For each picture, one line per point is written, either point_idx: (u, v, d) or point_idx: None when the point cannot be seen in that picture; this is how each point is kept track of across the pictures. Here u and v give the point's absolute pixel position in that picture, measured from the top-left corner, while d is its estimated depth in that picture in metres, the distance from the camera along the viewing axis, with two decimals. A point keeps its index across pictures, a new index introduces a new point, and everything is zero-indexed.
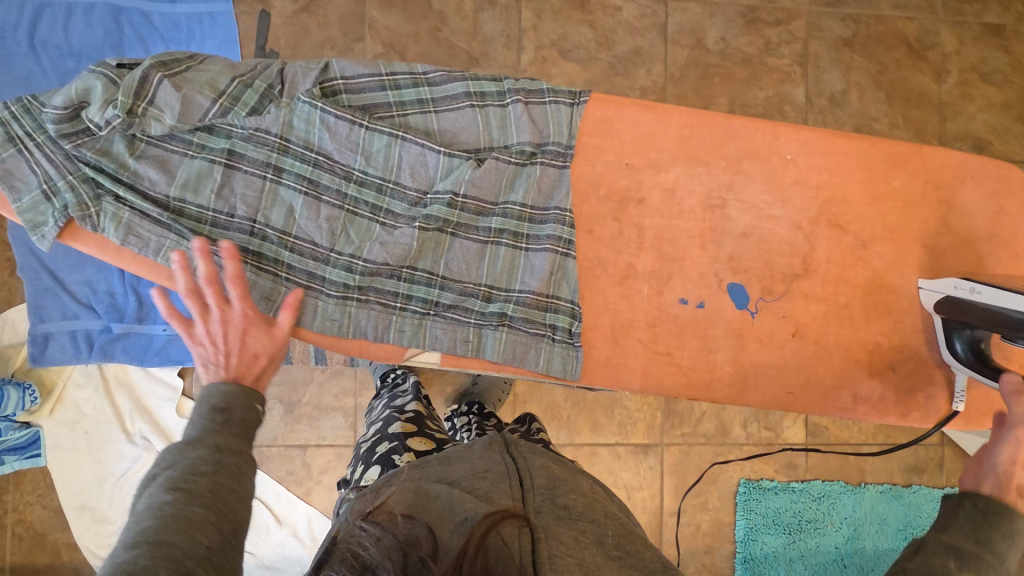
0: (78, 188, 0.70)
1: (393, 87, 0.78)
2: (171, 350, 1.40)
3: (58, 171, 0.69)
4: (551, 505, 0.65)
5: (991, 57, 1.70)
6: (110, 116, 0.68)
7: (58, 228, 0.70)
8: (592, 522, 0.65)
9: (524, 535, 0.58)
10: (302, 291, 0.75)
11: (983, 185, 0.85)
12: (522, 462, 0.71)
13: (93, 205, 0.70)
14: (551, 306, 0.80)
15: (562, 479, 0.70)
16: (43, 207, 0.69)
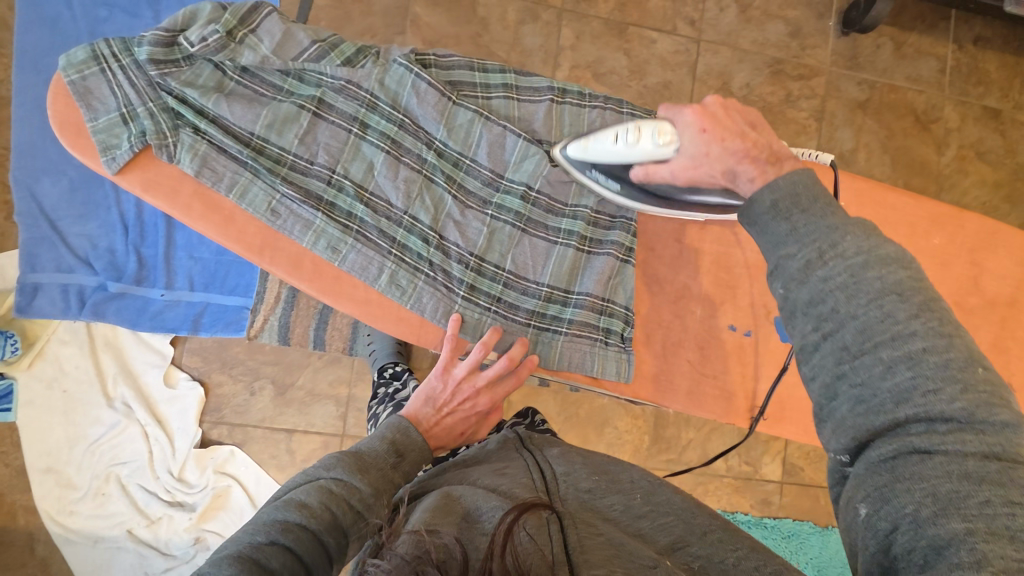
0: (156, 117, 0.67)
1: (480, 70, 0.80)
2: (166, 317, 1.31)
3: (137, 96, 0.67)
4: (576, 493, 0.63)
5: (988, 138, 1.82)
6: (208, 31, 0.69)
7: (132, 153, 0.67)
8: (617, 493, 0.64)
9: (553, 526, 0.56)
10: (373, 251, 0.72)
11: (1011, 253, 0.86)
12: (539, 455, 0.71)
13: (170, 136, 0.67)
14: (606, 311, 0.78)
15: (580, 463, 0.68)
16: (119, 130, 0.67)
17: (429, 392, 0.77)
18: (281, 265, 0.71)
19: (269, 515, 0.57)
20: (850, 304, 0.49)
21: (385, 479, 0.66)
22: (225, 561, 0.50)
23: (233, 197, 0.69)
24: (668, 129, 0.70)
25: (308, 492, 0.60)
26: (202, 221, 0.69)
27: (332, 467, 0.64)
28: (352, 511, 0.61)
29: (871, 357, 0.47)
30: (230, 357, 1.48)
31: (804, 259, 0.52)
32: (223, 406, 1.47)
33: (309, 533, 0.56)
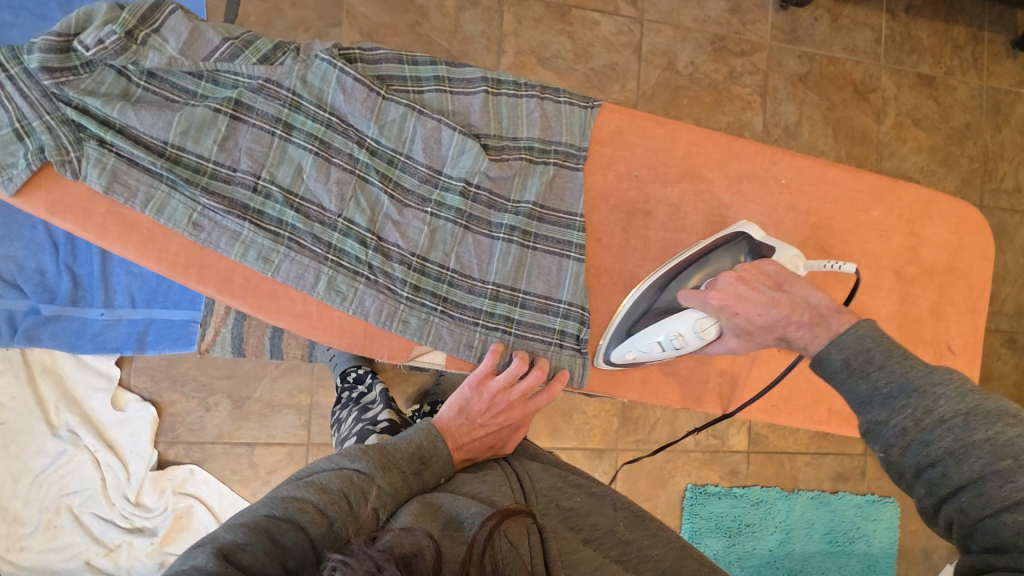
0: (55, 131, 0.63)
1: (410, 62, 0.74)
2: (109, 338, 1.28)
3: (30, 108, 0.62)
4: (558, 509, 0.61)
5: (923, 105, 1.87)
6: (105, 33, 0.63)
7: (30, 172, 0.63)
8: (600, 514, 0.62)
9: (533, 536, 0.54)
10: (307, 259, 0.70)
11: (946, 222, 0.87)
12: (515, 464, 0.69)
13: (72, 151, 0.63)
14: (559, 310, 0.77)
15: (565, 478, 0.66)
16: (15, 147, 0.62)
17: (463, 402, 0.73)
18: (209, 282, 0.69)
19: (288, 492, 0.55)
20: (961, 471, 0.48)
21: (407, 482, 0.62)
22: (242, 528, 0.50)
23: (150, 212, 0.66)
24: (703, 323, 0.71)
25: (330, 478, 0.58)
26: (118, 241, 0.66)
27: (357, 458, 0.62)
28: (370, 507, 0.58)
29: (997, 521, 0.46)
30: (180, 374, 1.41)
31: (901, 425, 0.51)
32: (177, 425, 1.40)
33: (325, 518, 0.54)
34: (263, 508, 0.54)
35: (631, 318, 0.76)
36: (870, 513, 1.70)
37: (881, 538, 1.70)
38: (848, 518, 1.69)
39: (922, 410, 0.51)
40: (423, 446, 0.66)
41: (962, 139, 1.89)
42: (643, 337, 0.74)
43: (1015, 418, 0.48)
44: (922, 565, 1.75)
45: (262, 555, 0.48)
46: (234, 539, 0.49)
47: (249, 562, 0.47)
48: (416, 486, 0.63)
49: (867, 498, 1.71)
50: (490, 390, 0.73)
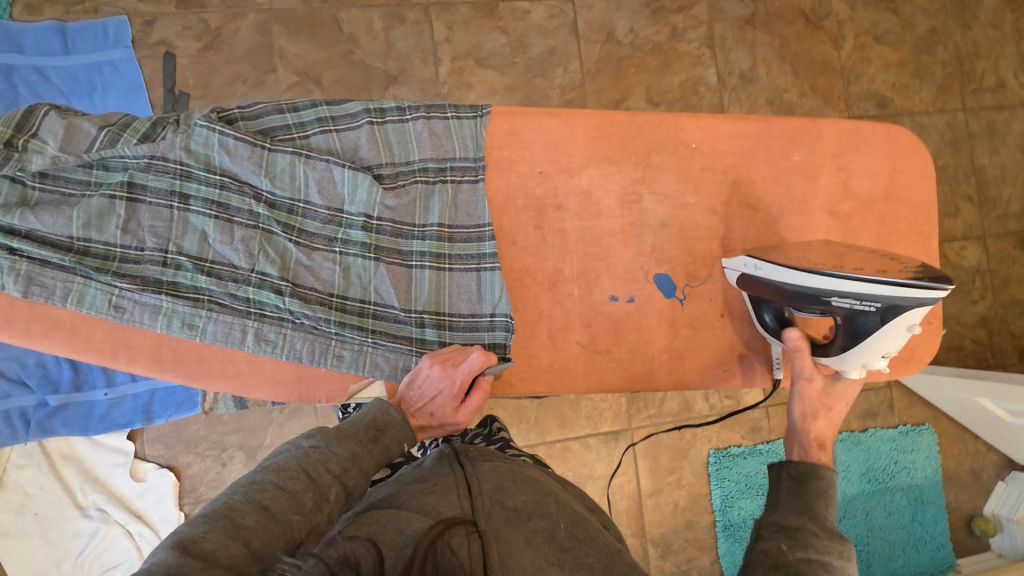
0: None
1: (292, 109, 0.74)
2: (116, 415, 1.35)
3: None
4: (501, 509, 0.62)
5: (881, 20, 1.78)
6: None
7: None
8: (541, 517, 0.63)
9: (474, 544, 0.54)
10: (230, 317, 0.71)
11: (874, 149, 0.87)
12: (469, 468, 0.66)
13: None
14: (485, 324, 0.77)
15: (510, 480, 0.67)
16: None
17: (410, 378, 0.72)
18: (140, 361, 0.71)
19: (249, 477, 0.58)
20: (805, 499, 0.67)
21: (365, 448, 0.65)
22: (203, 519, 0.53)
23: (71, 304, 0.68)
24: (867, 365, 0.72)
25: (288, 457, 0.61)
26: (47, 340, 0.69)
27: (314, 436, 0.64)
28: (330, 474, 0.61)
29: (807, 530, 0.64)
30: (192, 437, 1.44)
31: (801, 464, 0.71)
32: (198, 485, 1.43)
33: (285, 493, 0.57)
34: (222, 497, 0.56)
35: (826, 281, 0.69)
36: (906, 445, 1.59)
37: (923, 468, 1.59)
38: (883, 454, 1.58)
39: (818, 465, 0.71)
40: (379, 418, 0.68)
41: (930, 46, 1.79)
42: (886, 339, 0.70)
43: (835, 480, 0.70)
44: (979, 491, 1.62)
45: (223, 538, 0.51)
46: (194, 530, 0.52)
47: (210, 547, 0.50)
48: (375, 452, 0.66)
49: (899, 431, 1.60)
50: (439, 376, 0.71)
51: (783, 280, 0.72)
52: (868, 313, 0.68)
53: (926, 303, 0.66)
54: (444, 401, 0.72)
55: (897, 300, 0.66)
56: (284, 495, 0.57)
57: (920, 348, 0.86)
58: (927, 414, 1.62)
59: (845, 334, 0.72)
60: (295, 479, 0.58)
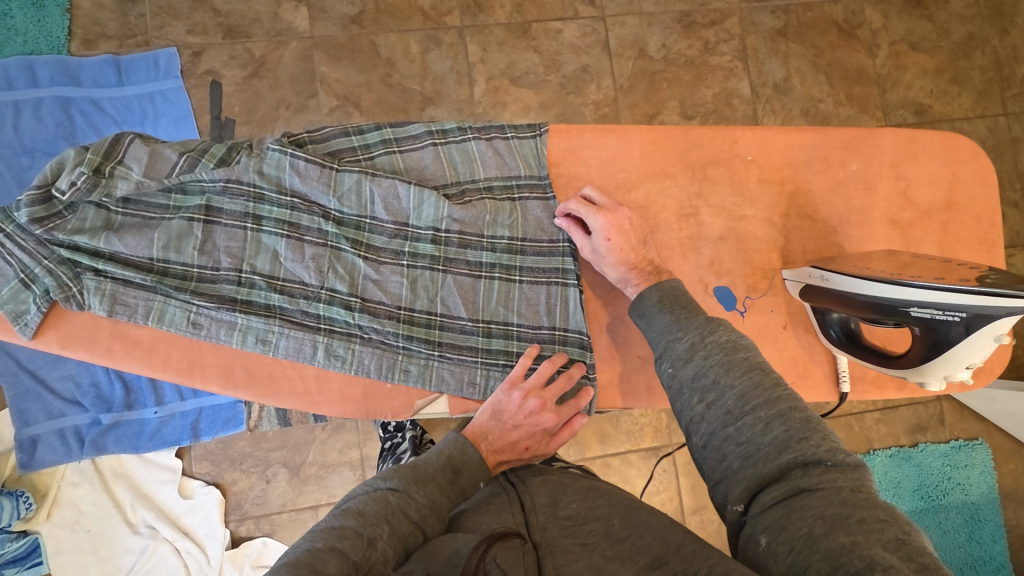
0: (55, 272, 0.70)
1: (357, 132, 0.79)
2: (165, 433, 1.38)
3: (30, 257, 0.70)
4: (555, 519, 0.61)
5: (916, 27, 1.76)
6: (75, 175, 0.69)
7: (41, 314, 0.71)
8: (597, 520, 0.61)
9: (529, 556, 0.54)
10: (301, 333, 0.74)
11: (933, 158, 0.86)
12: (521, 488, 0.67)
13: (74, 286, 0.71)
14: (559, 338, 0.79)
15: (562, 492, 0.66)
16: (24, 295, 0.71)
17: (495, 405, 0.75)
18: (213, 378, 0.75)
19: (326, 522, 0.56)
20: (730, 375, 0.61)
21: (443, 492, 0.64)
22: (284, 569, 0.49)
23: (152, 322, 0.73)
24: (952, 376, 0.71)
25: (366, 500, 0.59)
26: (127, 358, 0.74)
27: (389, 479, 0.64)
28: (409, 521, 0.59)
29: (752, 418, 0.57)
30: (237, 454, 1.46)
31: (691, 342, 0.65)
32: (243, 502, 1.45)
33: (364, 536, 0.54)
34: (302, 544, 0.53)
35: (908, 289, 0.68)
36: (959, 461, 1.54)
37: (978, 485, 1.53)
38: (936, 470, 1.53)
39: (707, 331, 0.65)
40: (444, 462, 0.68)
41: (968, 51, 1.76)
42: (974, 348, 0.68)
43: (744, 340, 0.64)
44: None
45: None
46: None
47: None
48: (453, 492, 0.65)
49: (952, 446, 1.55)
50: (523, 391, 0.75)
51: (853, 291, 0.72)
52: (952, 323, 0.67)
53: (1014, 312, 0.63)
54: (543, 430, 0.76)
55: (983, 309, 0.64)
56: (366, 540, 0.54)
57: (991, 361, 0.83)
58: (981, 428, 1.56)
59: (925, 344, 0.70)
60: (373, 525, 0.56)
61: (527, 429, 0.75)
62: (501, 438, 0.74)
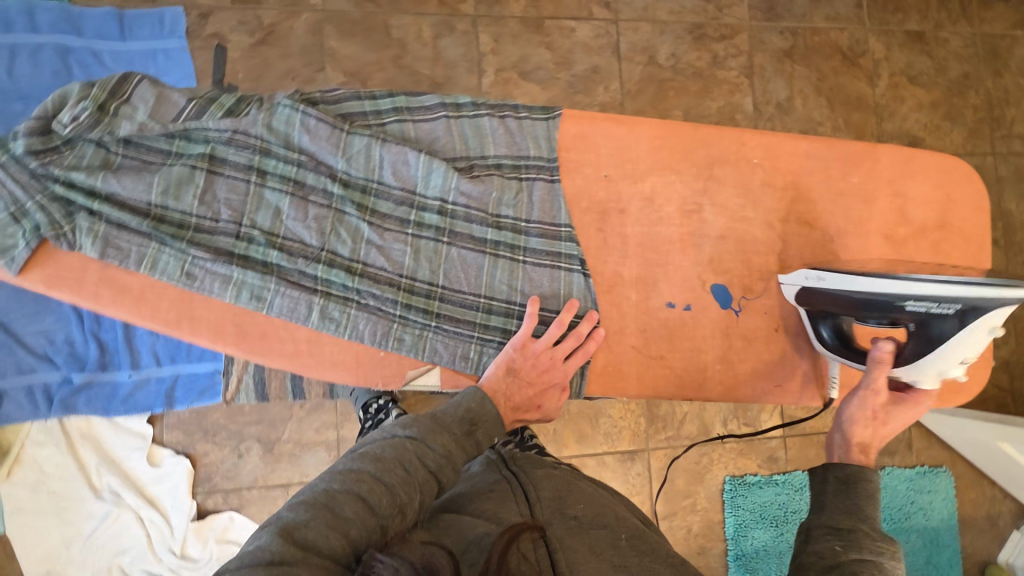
0: (47, 208, 0.68)
1: (370, 98, 0.79)
2: (139, 399, 1.34)
3: (23, 191, 0.68)
4: (561, 517, 0.65)
5: (917, 61, 1.79)
6: (78, 110, 0.68)
7: (29, 250, 0.69)
8: (601, 528, 0.65)
9: (542, 549, 0.57)
10: (296, 292, 0.73)
11: (931, 178, 0.88)
12: (523, 475, 0.70)
13: (66, 225, 0.69)
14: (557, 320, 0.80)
15: (565, 489, 0.69)
16: (13, 229, 0.69)
17: (508, 361, 0.75)
18: (203, 333, 0.73)
19: (345, 465, 0.60)
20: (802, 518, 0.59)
21: (460, 444, 0.66)
22: (302, 506, 0.55)
23: (144, 269, 0.71)
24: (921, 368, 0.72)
25: (384, 445, 0.62)
26: (113, 304, 0.72)
27: (409, 426, 0.65)
28: (425, 469, 0.62)
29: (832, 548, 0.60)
30: (211, 425, 1.43)
31: None
32: (213, 474, 1.41)
33: (381, 485, 0.58)
34: (321, 483, 0.58)
35: (909, 285, 0.69)
36: (924, 486, 1.57)
37: (940, 510, 1.56)
38: (900, 493, 1.55)
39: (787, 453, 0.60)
40: (462, 414, 0.69)
41: (964, 90, 1.80)
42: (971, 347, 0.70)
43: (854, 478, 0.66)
44: (997, 538, 1.59)
45: (325, 528, 0.53)
46: (297, 517, 0.54)
47: (312, 537, 0.53)
48: (469, 449, 0.67)
49: (917, 470, 1.57)
50: (534, 352, 0.76)
51: (841, 290, 0.74)
52: (946, 316, 0.68)
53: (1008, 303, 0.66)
54: (555, 390, 0.78)
55: (980, 302, 0.66)
56: (380, 494, 0.58)
57: (972, 380, 0.86)
58: (948, 456, 1.59)
59: (919, 340, 0.71)
60: (388, 478, 0.59)
61: (540, 385, 0.77)
62: (518, 392, 0.75)
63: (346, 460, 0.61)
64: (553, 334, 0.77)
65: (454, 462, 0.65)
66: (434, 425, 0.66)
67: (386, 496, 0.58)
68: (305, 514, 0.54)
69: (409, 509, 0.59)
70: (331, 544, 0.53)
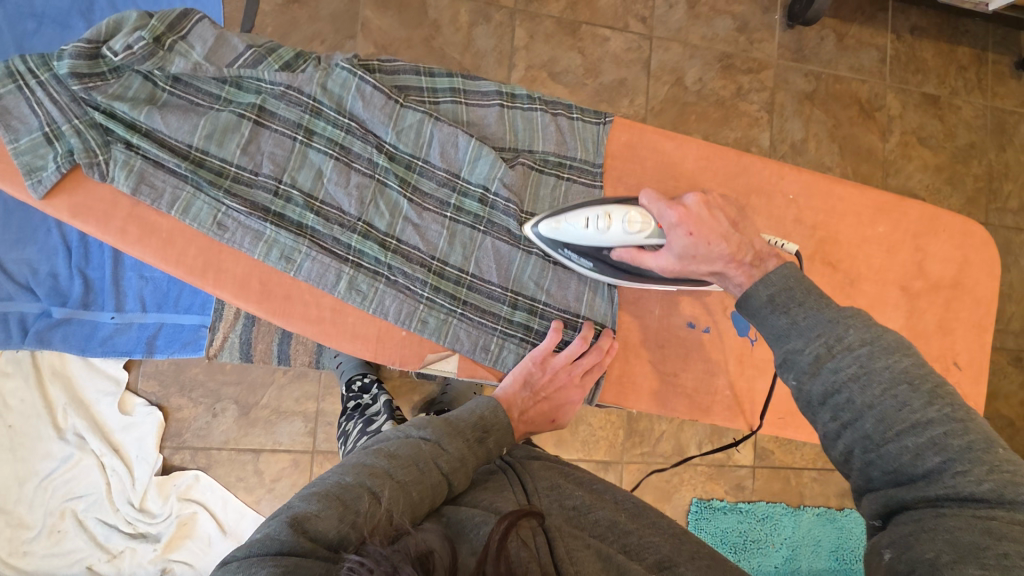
0: (83, 134, 0.66)
1: (427, 74, 0.79)
2: (118, 342, 1.22)
3: (61, 113, 0.66)
4: (561, 508, 0.63)
5: (929, 124, 1.84)
6: (134, 39, 0.67)
7: (59, 174, 0.67)
8: (601, 509, 0.65)
9: (540, 537, 0.56)
10: (328, 259, 0.72)
11: (952, 238, 0.91)
12: (520, 467, 0.69)
13: (100, 154, 0.66)
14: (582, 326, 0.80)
15: (562, 479, 0.68)
16: (45, 150, 0.66)
17: (527, 375, 0.76)
18: (225, 286, 0.72)
19: (359, 459, 0.61)
20: (865, 394, 0.54)
21: (472, 450, 0.67)
22: (315, 497, 0.56)
23: (175, 212, 0.69)
24: (640, 214, 0.73)
25: (400, 444, 0.64)
26: (139, 244, 0.69)
27: (423, 426, 0.67)
28: (439, 469, 0.62)
29: (896, 446, 0.53)
30: (189, 380, 1.36)
31: (815, 353, 0.57)
32: (184, 430, 1.35)
33: (393, 480, 0.59)
34: (334, 475, 0.59)
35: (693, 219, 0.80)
36: None
37: None
38: (854, 535, 1.60)
39: (831, 340, 0.57)
40: (475, 423, 0.70)
41: (968, 158, 1.85)
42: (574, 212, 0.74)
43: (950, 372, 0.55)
44: None
45: (334, 519, 0.54)
46: (308, 506, 0.54)
47: (322, 529, 0.53)
48: (479, 454, 0.68)
49: None
50: (553, 367, 0.77)
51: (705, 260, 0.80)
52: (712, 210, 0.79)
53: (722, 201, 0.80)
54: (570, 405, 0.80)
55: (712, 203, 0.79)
56: (393, 490, 0.58)
57: None
58: None
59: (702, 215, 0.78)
60: (400, 475, 0.60)
61: (554, 399, 0.79)
62: (532, 404, 0.78)
63: (360, 455, 0.63)
64: (573, 350, 0.77)
65: (464, 465, 0.65)
66: (447, 428, 0.67)
67: (397, 490, 0.58)
68: (318, 504, 0.55)
69: (419, 503, 0.58)
70: (341, 536, 0.53)
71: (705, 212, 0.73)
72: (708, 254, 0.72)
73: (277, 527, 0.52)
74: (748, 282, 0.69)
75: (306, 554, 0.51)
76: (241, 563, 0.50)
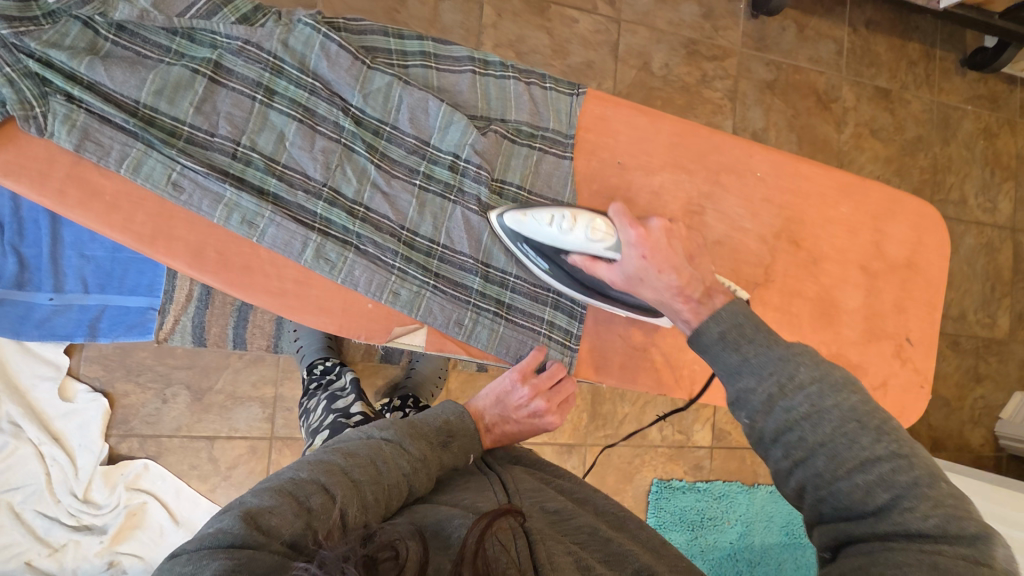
0: (17, 84, 0.59)
1: (396, 36, 0.76)
2: (58, 325, 1.12)
3: None
4: (542, 511, 0.62)
5: (880, 116, 1.91)
6: None
7: None
8: (583, 517, 0.63)
9: (520, 539, 0.55)
10: (293, 226, 0.68)
11: (908, 219, 0.94)
12: (500, 473, 0.69)
13: (36, 106, 0.60)
14: (554, 302, 0.80)
15: (543, 485, 0.69)
16: None
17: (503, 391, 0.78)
18: (179, 255, 0.67)
19: (317, 456, 0.59)
20: (828, 439, 0.53)
21: (435, 452, 0.65)
22: (268, 492, 0.53)
23: (125, 172, 0.64)
24: (604, 225, 0.73)
25: (360, 444, 0.62)
26: (79, 208, 0.64)
27: (386, 428, 0.65)
28: (399, 470, 0.60)
29: (847, 483, 0.53)
30: (136, 364, 1.28)
31: (767, 393, 0.56)
32: (131, 417, 1.28)
33: (350, 478, 0.57)
34: (291, 471, 0.56)
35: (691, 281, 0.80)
36: None
37: None
38: None
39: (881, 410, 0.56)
40: (438, 426, 0.68)
41: (915, 149, 1.93)
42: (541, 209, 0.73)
43: (854, 387, 0.56)
44: None
45: (289, 514, 0.51)
46: (262, 502, 0.52)
47: (276, 523, 0.50)
48: (444, 456, 0.66)
49: None
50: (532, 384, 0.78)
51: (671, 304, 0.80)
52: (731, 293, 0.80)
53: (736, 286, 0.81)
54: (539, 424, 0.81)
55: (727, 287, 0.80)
56: (351, 489, 0.56)
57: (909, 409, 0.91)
58: None
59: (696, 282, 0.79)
60: (359, 473, 0.57)
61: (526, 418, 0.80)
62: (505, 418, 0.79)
63: (319, 453, 0.60)
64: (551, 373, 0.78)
65: (427, 469, 0.63)
66: (409, 429, 0.65)
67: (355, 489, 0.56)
68: (272, 499, 0.52)
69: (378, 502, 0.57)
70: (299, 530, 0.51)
71: (664, 242, 0.73)
72: (654, 283, 0.72)
73: (230, 520, 0.49)
74: (692, 319, 0.66)
75: (259, 547, 0.48)
76: (190, 557, 0.47)
